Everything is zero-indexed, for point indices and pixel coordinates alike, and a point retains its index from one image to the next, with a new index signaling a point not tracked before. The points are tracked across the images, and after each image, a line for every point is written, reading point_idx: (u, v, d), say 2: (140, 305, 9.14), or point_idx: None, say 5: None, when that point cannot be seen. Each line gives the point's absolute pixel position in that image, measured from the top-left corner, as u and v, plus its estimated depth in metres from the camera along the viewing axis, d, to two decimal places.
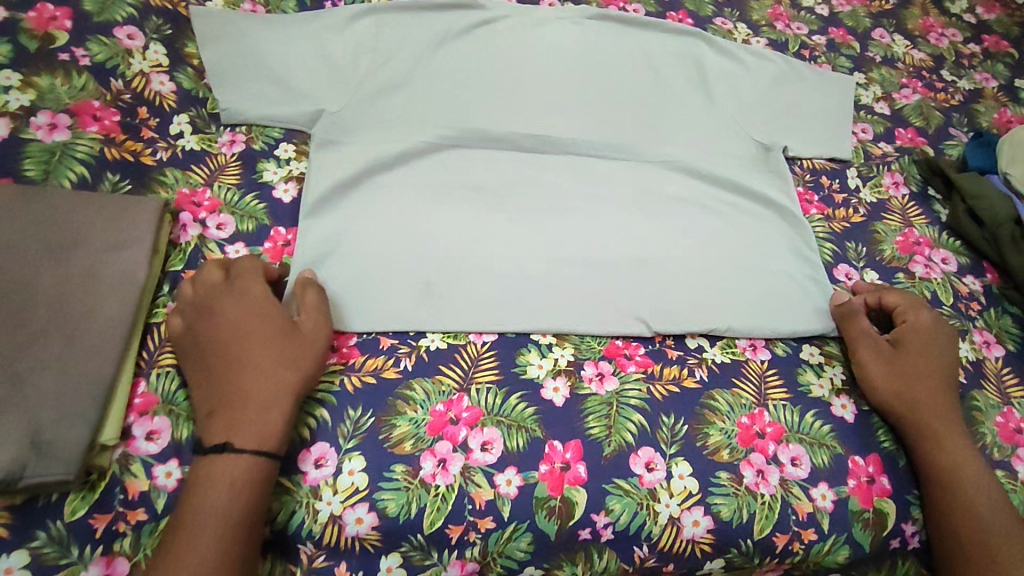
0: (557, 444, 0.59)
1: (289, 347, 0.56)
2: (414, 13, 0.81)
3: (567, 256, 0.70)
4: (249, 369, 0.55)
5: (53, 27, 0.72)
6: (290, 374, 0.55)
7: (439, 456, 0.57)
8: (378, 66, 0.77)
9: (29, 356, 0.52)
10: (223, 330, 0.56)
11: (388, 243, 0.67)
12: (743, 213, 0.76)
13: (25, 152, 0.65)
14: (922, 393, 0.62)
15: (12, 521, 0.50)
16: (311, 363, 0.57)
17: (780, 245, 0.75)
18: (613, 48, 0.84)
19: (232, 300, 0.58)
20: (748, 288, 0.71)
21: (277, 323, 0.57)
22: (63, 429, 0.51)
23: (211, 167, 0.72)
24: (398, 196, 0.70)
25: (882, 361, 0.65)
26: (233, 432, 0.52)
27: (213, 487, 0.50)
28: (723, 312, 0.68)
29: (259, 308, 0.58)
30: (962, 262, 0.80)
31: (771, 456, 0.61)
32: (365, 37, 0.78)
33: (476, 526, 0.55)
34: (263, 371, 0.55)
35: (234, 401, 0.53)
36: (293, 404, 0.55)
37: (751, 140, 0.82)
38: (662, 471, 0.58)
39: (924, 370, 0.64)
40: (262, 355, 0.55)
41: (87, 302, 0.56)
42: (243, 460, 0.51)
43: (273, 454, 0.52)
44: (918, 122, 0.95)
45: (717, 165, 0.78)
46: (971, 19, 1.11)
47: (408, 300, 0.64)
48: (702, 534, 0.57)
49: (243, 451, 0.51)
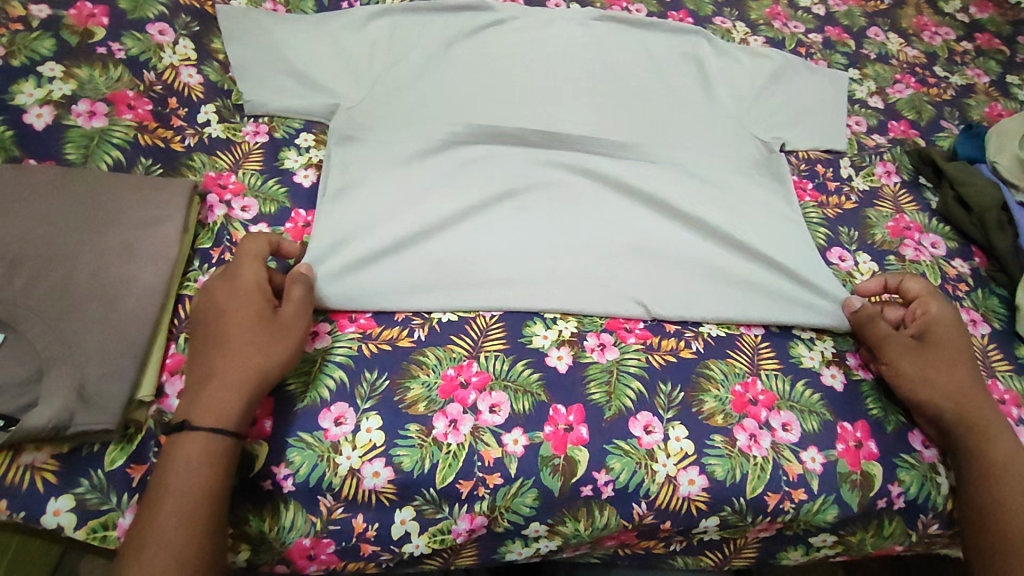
0: (561, 407, 0.62)
1: (262, 332, 0.58)
2: (426, 14, 0.86)
3: (570, 235, 0.74)
4: (222, 350, 0.57)
5: (91, 23, 0.77)
6: (258, 358, 0.57)
7: (450, 417, 0.61)
8: (392, 62, 0.82)
9: (75, 318, 0.57)
10: (208, 311, 0.59)
11: (403, 225, 0.71)
12: (745, 211, 0.80)
13: (66, 137, 0.70)
14: (959, 384, 0.65)
15: (59, 467, 0.55)
16: (280, 352, 0.58)
17: (784, 243, 0.77)
18: (617, 46, 0.89)
19: (223, 282, 0.60)
20: (752, 280, 0.73)
21: (256, 308, 0.59)
22: (107, 383, 0.55)
23: (236, 154, 0.76)
24: (410, 185, 0.75)
25: (914, 359, 0.66)
26: (191, 412, 0.54)
27: (172, 464, 0.52)
28: (719, 296, 0.72)
29: (243, 291, 0.60)
30: (950, 246, 0.84)
31: (763, 422, 0.64)
32: (380, 36, 0.84)
33: (485, 482, 0.59)
34: (233, 353, 0.57)
35: (200, 380, 0.56)
36: (253, 387, 0.56)
37: (752, 137, 0.86)
38: (659, 433, 0.62)
39: (952, 360, 0.66)
40: (235, 338, 0.57)
41: (126, 272, 0.61)
42: (199, 438, 0.53)
43: (229, 431, 0.54)
44: (911, 115, 0.98)
45: (711, 160, 0.83)
46: (965, 18, 1.14)
47: (420, 280, 0.68)
48: (697, 492, 0.60)
49: (197, 430, 0.53)
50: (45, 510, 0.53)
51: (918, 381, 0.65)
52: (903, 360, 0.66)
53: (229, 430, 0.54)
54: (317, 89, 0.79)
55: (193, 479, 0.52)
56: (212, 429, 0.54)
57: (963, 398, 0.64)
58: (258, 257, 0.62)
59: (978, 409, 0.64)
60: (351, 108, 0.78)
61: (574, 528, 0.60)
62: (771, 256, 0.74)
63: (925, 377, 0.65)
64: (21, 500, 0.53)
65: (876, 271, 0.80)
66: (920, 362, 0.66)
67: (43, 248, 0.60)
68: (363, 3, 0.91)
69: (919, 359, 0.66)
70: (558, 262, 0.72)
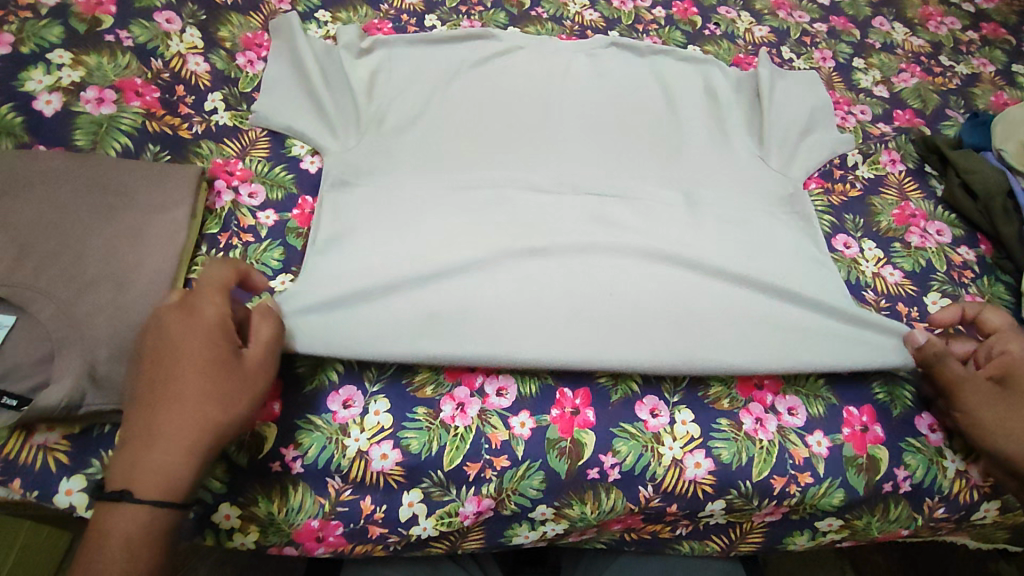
0: (567, 391, 0.63)
1: (222, 385, 0.52)
2: (429, 46, 0.88)
3: (579, 222, 0.73)
4: (170, 403, 0.51)
5: (100, 11, 0.78)
6: (215, 414, 0.51)
7: (457, 400, 0.61)
8: (394, 94, 0.82)
9: (85, 300, 0.57)
10: (157, 353, 0.53)
11: (402, 245, 0.68)
12: (777, 244, 0.75)
13: (75, 123, 0.71)
14: None
15: (70, 448, 0.55)
16: (240, 406, 0.53)
17: (818, 282, 0.72)
18: (624, 75, 0.90)
19: (178, 320, 0.54)
20: (793, 317, 0.68)
21: (217, 355, 0.53)
22: (116, 365, 0.55)
23: (243, 141, 0.77)
24: (409, 211, 0.71)
25: (991, 404, 0.61)
26: (134, 481, 0.48)
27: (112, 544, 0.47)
28: (737, 322, 0.67)
29: (202, 335, 0.54)
30: (956, 233, 0.84)
31: (770, 406, 0.65)
32: (380, 67, 0.84)
33: (492, 464, 0.59)
34: (187, 409, 0.51)
35: (144, 437, 0.50)
36: (206, 447, 0.51)
37: (774, 171, 0.83)
38: (665, 417, 0.63)
39: None
40: (190, 389, 0.51)
41: (136, 256, 0.61)
42: (145, 512, 0.48)
43: (178, 504, 0.49)
44: (916, 104, 0.98)
45: (723, 184, 0.80)
46: (970, 8, 1.14)
47: (416, 310, 0.63)
48: (704, 475, 0.60)
49: (141, 503, 0.48)
50: (57, 490, 0.54)
51: (997, 430, 0.60)
52: (985, 408, 0.61)
53: (178, 501, 0.49)
54: (322, 112, 0.79)
55: (133, 558, 0.47)
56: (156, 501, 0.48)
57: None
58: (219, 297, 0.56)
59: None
60: (355, 142, 0.77)
61: (581, 511, 0.60)
62: (811, 296, 0.68)
63: (1007, 426, 0.60)
64: (33, 479, 0.53)
65: (882, 258, 0.80)
66: (1001, 408, 0.61)
67: (54, 232, 0.60)
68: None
69: (1001, 404, 0.61)
70: (567, 236, 0.70)
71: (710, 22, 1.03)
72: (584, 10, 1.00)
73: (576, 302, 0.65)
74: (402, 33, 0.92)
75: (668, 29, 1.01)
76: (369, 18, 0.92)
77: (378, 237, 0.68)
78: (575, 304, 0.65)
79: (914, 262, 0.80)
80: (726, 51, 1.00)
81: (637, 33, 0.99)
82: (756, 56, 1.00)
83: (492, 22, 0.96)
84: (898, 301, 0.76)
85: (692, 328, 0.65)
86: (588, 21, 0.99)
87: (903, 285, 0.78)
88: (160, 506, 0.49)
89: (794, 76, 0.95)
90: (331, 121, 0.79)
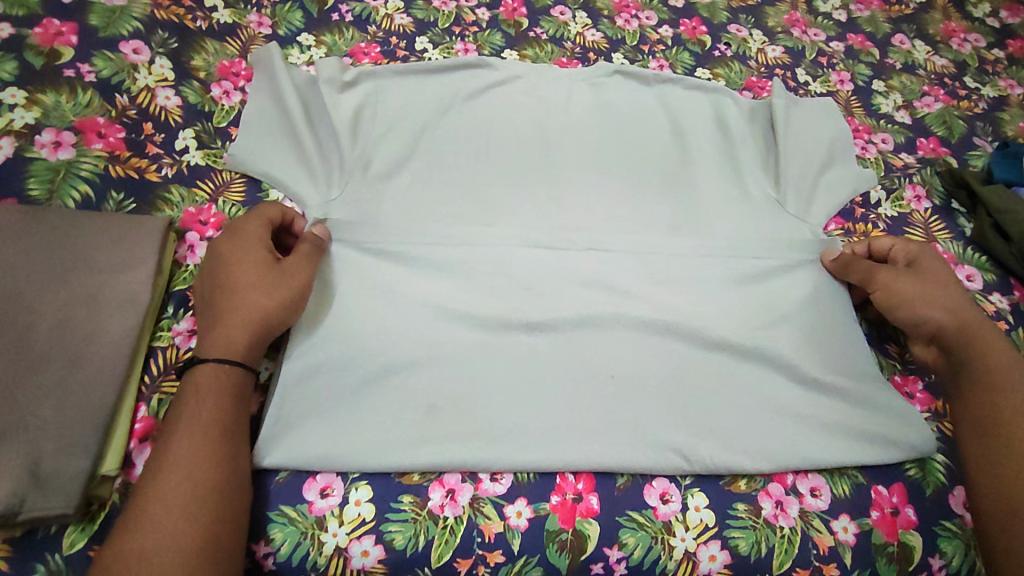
0: (569, 474, 0.58)
1: (271, 279, 0.59)
2: (420, 77, 0.82)
3: (578, 283, 0.68)
4: (227, 291, 0.57)
5: (59, 42, 0.72)
6: (268, 302, 0.57)
7: (448, 486, 0.56)
8: (381, 133, 0.76)
9: (30, 384, 0.51)
10: (212, 260, 0.60)
11: (387, 318, 0.63)
12: (795, 305, 0.70)
13: (28, 171, 0.65)
14: (952, 299, 0.65)
15: (11, 554, 0.49)
16: (291, 295, 0.59)
17: (838, 350, 0.68)
18: (630, 107, 0.84)
19: (227, 234, 0.61)
20: (803, 398, 0.64)
21: (261, 258, 0.60)
22: (63, 460, 0.49)
23: (216, 183, 0.71)
24: (395, 276, 0.66)
25: (902, 279, 0.67)
26: (203, 349, 0.54)
27: (188, 395, 0.52)
28: (744, 403, 0.62)
29: (247, 242, 0.60)
30: (987, 279, 0.77)
31: (790, 487, 0.59)
32: (365, 101, 0.78)
33: (486, 560, 0.53)
34: (242, 296, 0.57)
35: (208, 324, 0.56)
36: (257, 334, 0.56)
37: (793, 217, 0.77)
38: (677, 502, 0.57)
39: (942, 280, 0.67)
40: (242, 280, 0.58)
41: (90, 327, 0.55)
42: (212, 371, 0.53)
43: (242, 365, 0.55)
44: (941, 131, 0.92)
45: (735, 233, 0.75)
46: (995, 23, 1.08)
47: (402, 392, 0.59)
48: (719, 570, 0.55)
49: (208, 365, 0.53)
50: None
51: (914, 299, 0.65)
52: (898, 283, 0.66)
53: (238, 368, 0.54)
54: (303, 154, 0.74)
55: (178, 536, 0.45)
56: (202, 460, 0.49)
57: (960, 308, 0.64)
58: (263, 216, 0.64)
59: (977, 317, 0.64)
60: (338, 190, 0.71)
61: None
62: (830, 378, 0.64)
63: (924, 295, 0.65)
64: None
65: None
66: (913, 281, 0.66)
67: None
68: (354, 17, 0.88)
69: (911, 280, 0.66)
70: (565, 303, 0.66)
71: (720, 42, 0.97)
72: (585, 30, 0.94)
73: (575, 389, 0.61)
74: (391, 58, 0.86)
75: (675, 50, 0.94)
76: (356, 41, 0.86)
77: (365, 309, 0.63)
78: (573, 380, 0.62)
79: None
80: (738, 74, 0.94)
81: (642, 55, 0.93)
82: (769, 80, 0.94)
83: (487, 45, 0.90)
84: None
85: (694, 408, 0.61)
86: (590, 43, 0.93)
87: None
88: (222, 379, 0.53)
89: (812, 103, 0.89)
90: (311, 167, 0.73)
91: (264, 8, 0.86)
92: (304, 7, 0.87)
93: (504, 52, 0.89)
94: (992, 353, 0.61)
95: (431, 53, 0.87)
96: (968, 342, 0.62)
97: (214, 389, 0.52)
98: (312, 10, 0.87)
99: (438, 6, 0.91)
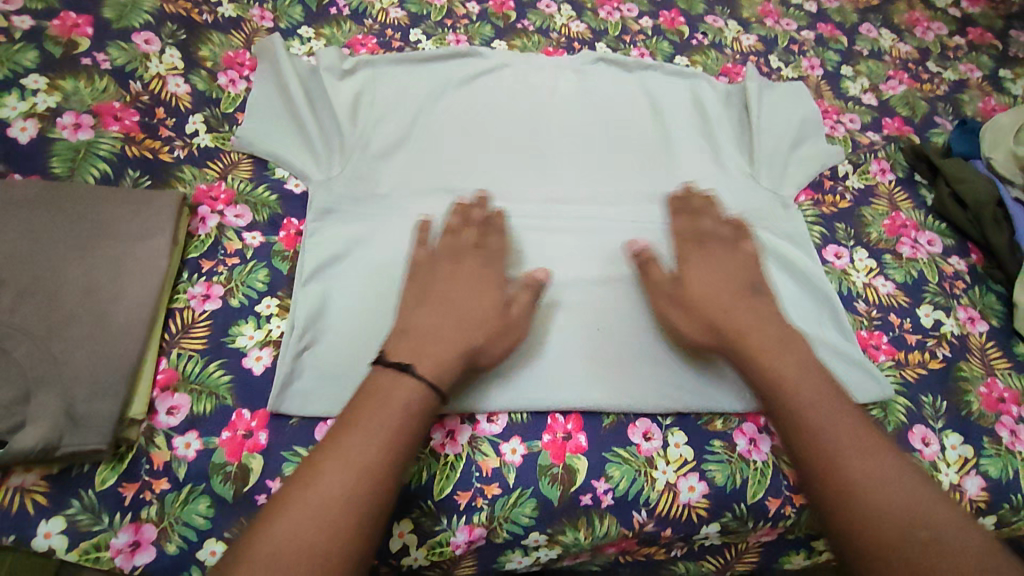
0: (559, 416, 0.63)
1: (494, 320, 0.59)
2: (415, 65, 0.87)
3: (568, 249, 0.73)
4: (441, 310, 0.58)
5: (76, 34, 0.77)
6: (478, 331, 0.58)
7: (447, 427, 0.61)
8: (379, 116, 0.81)
9: (62, 337, 0.56)
10: (426, 275, 0.62)
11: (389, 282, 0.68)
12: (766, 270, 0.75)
13: (52, 150, 0.70)
14: (731, 314, 0.60)
15: (49, 489, 0.54)
16: (493, 337, 0.59)
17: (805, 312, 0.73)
18: (612, 91, 0.89)
19: (473, 252, 0.64)
20: None
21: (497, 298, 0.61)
22: (95, 403, 0.54)
23: (225, 162, 0.76)
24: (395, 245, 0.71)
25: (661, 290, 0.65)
26: (416, 359, 0.54)
27: (392, 399, 0.52)
28: None
29: (477, 272, 0.63)
30: (947, 244, 0.83)
31: (764, 426, 0.64)
32: (364, 87, 0.83)
33: (483, 492, 0.58)
34: (454, 328, 0.57)
35: (412, 334, 0.56)
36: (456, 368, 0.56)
37: (766, 190, 0.83)
38: (658, 440, 0.62)
39: (721, 294, 0.62)
40: (463, 306, 0.59)
41: (114, 286, 0.60)
42: (415, 386, 0.53)
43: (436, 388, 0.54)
44: (904, 112, 0.98)
45: None
46: (956, 13, 1.14)
47: None
48: (698, 499, 0.60)
49: (423, 377, 0.53)
50: (35, 533, 0.53)
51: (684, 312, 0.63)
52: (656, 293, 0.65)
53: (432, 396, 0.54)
54: (306, 135, 0.79)
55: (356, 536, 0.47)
56: (382, 459, 0.49)
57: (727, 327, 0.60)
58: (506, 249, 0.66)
59: (742, 306, 0.61)
60: (339, 168, 0.76)
61: (574, 538, 0.59)
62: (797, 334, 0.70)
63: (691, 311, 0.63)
64: (10, 524, 0.52)
65: (873, 269, 0.79)
66: (677, 297, 0.64)
67: (33, 264, 0.59)
68: (354, 11, 0.93)
69: (674, 298, 0.64)
70: (555, 267, 0.72)
71: (698, 32, 1.03)
72: (570, 22, 1.00)
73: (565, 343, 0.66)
74: (387, 49, 0.91)
75: (655, 40, 1.00)
76: (353, 33, 0.91)
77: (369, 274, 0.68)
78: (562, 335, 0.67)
79: (906, 274, 0.79)
80: (714, 60, 1.00)
81: (623, 44, 0.99)
82: (744, 66, 1.00)
83: (477, 36, 0.95)
84: (890, 312, 0.75)
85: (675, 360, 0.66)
86: (574, 33, 0.98)
87: (895, 296, 0.77)
88: (413, 399, 0.52)
89: (783, 87, 0.95)
90: (312, 147, 0.78)
91: (267, 3, 0.91)
92: (304, 2, 0.92)
93: (494, 42, 0.95)
94: (767, 362, 0.57)
95: (424, 44, 0.93)
96: (734, 335, 0.59)
97: (404, 404, 0.52)
98: (312, 4, 0.93)
99: (430, 1, 0.97)
